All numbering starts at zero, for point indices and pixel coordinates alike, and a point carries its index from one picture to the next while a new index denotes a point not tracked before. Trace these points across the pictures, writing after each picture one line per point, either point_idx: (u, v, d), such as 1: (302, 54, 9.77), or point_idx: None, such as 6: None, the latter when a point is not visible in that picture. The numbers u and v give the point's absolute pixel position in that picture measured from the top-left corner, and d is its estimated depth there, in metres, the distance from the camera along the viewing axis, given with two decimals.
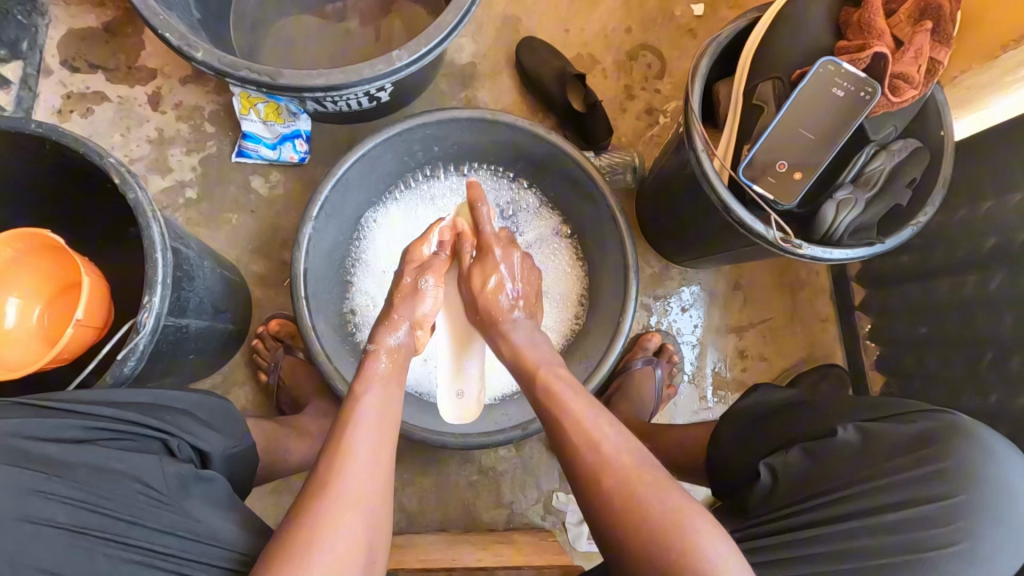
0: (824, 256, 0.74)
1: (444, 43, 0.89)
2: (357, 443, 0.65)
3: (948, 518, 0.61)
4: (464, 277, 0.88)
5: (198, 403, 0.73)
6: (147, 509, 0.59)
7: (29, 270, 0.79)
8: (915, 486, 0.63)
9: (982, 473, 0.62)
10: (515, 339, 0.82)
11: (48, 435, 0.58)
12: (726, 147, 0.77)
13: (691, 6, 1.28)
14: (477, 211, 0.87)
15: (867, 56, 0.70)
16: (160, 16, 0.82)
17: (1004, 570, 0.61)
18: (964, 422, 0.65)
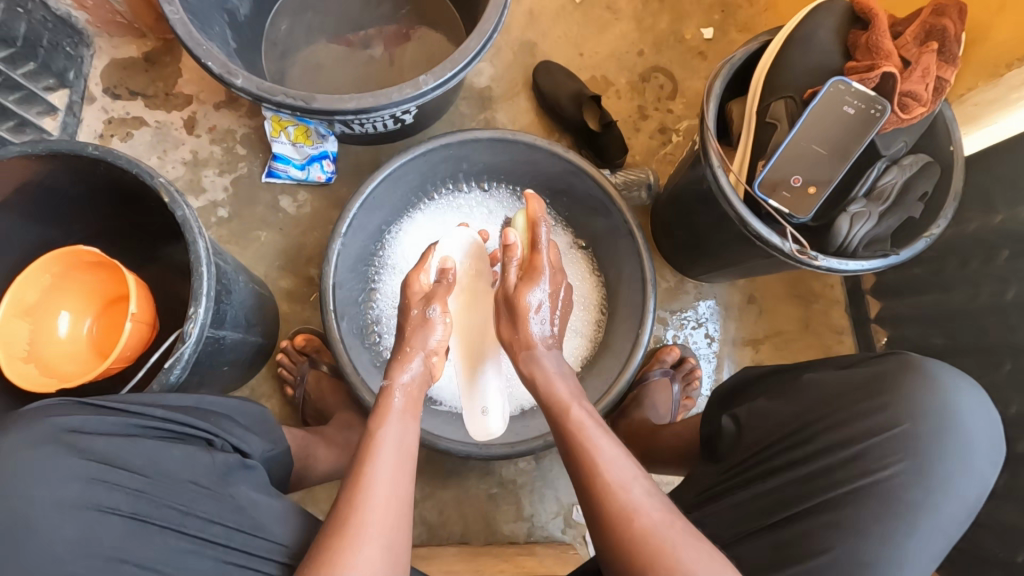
0: (840, 268, 0.76)
1: (467, 69, 0.94)
2: (377, 473, 0.67)
3: (893, 447, 0.67)
4: (510, 297, 0.83)
5: (238, 408, 0.76)
6: (199, 499, 0.62)
7: (71, 289, 0.83)
8: (864, 424, 0.69)
9: (931, 405, 0.67)
10: (542, 368, 0.80)
11: (111, 428, 0.61)
12: (741, 163, 0.80)
13: (700, 29, 1.33)
14: (538, 229, 0.85)
15: (877, 76, 0.73)
16: (203, 46, 0.87)
17: (957, 494, 0.65)
18: (914, 360, 0.70)
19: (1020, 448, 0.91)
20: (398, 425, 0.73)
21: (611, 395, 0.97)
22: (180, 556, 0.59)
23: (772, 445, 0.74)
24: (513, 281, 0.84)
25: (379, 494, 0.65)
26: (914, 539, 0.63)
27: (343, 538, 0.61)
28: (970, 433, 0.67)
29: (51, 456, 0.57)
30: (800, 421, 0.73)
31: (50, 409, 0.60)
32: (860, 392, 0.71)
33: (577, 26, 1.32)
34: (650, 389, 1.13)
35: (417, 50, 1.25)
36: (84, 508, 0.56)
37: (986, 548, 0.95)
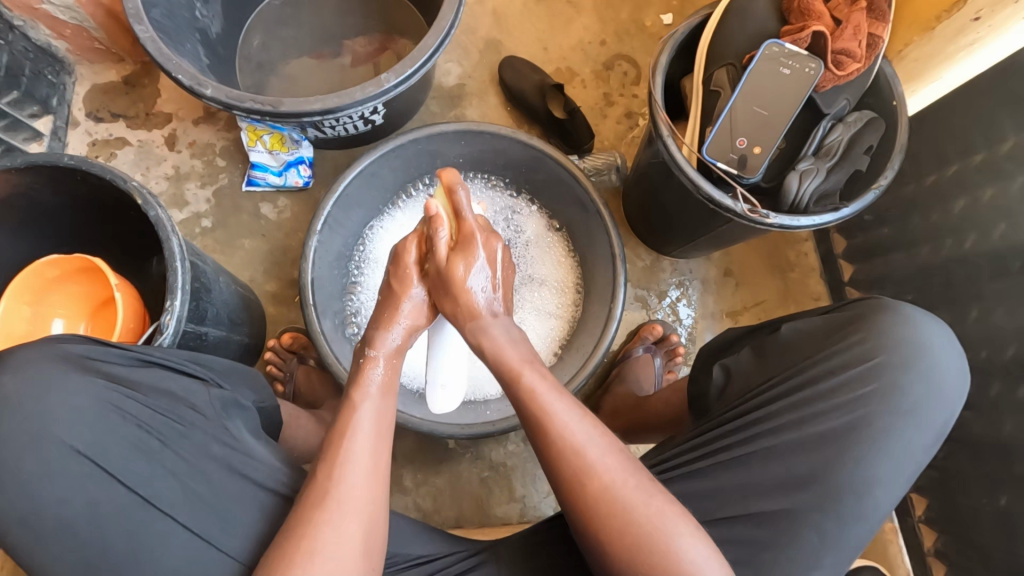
0: (792, 224, 0.79)
1: (427, 64, 0.98)
2: (356, 449, 0.66)
3: (872, 377, 0.67)
4: (444, 271, 0.81)
5: (232, 367, 0.75)
6: (196, 424, 0.64)
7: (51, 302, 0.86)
8: (843, 358, 0.69)
9: (903, 336, 0.68)
10: (490, 334, 0.79)
11: (117, 358, 0.65)
12: (691, 132, 0.82)
13: (660, 16, 1.37)
14: (457, 197, 0.82)
15: (808, 35, 0.77)
16: (173, 61, 0.92)
17: (932, 422, 0.67)
18: (889, 302, 0.71)
19: (993, 391, 0.92)
20: (370, 410, 0.70)
21: (591, 364, 0.99)
22: (165, 479, 0.61)
23: (759, 383, 0.73)
24: (444, 255, 0.82)
25: (355, 474, 0.64)
26: (883, 463, 0.65)
27: (323, 515, 0.61)
28: (942, 366, 0.68)
29: (59, 374, 0.60)
30: (787, 362, 0.72)
31: (62, 338, 0.64)
32: (839, 330, 0.71)
33: (539, 22, 1.36)
34: (633, 365, 1.15)
35: (386, 55, 1.29)
36: (86, 423, 0.59)
37: (973, 496, 0.96)
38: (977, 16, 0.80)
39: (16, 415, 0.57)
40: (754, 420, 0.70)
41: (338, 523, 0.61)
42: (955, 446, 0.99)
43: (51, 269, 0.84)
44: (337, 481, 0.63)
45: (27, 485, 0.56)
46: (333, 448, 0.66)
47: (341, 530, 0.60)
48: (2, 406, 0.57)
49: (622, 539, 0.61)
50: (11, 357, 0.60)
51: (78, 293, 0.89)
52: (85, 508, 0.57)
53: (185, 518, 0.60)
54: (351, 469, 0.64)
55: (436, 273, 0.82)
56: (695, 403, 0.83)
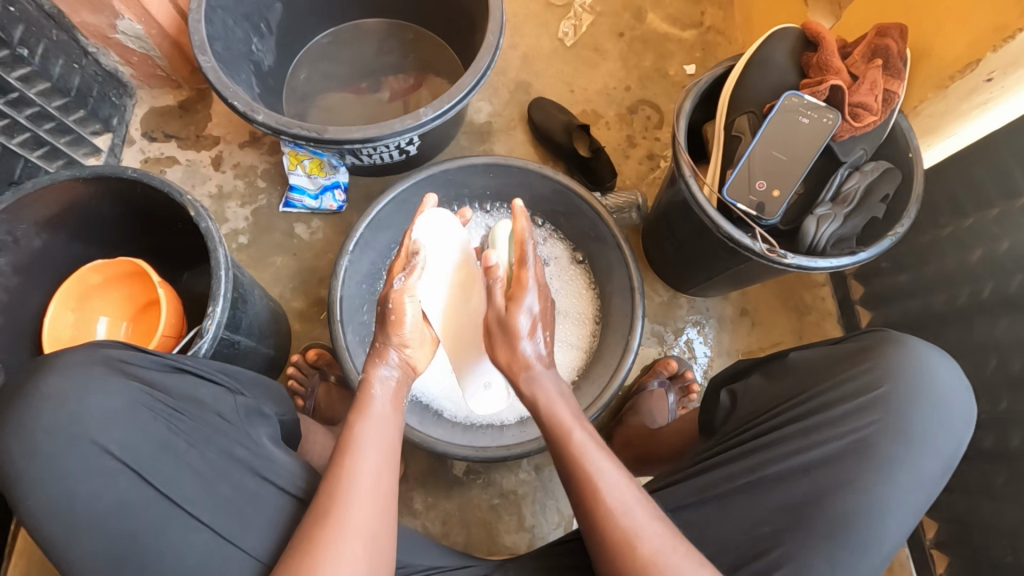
0: (810, 265, 0.81)
1: (463, 101, 1.05)
2: (359, 465, 0.65)
3: (875, 408, 0.68)
4: (502, 321, 0.75)
5: (256, 380, 0.78)
6: (221, 428, 0.66)
7: (97, 305, 0.92)
8: (849, 389, 0.70)
9: (908, 367, 0.69)
10: (543, 387, 0.75)
11: (150, 364, 0.68)
12: (712, 174, 0.86)
13: (683, 66, 1.45)
14: (525, 245, 0.76)
15: (825, 89, 0.82)
16: (230, 88, 1.00)
17: (939, 453, 0.67)
18: (894, 333, 0.73)
19: (1014, 443, 0.91)
20: (375, 426, 0.70)
21: (606, 395, 1.01)
22: (189, 479, 0.62)
23: (765, 411, 0.74)
24: (501, 304, 0.76)
25: (360, 489, 0.63)
26: (892, 493, 0.65)
27: (326, 529, 0.60)
28: (948, 397, 0.68)
29: (98, 376, 0.63)
30: (793, 390, 0.73)
31: (102, 344, 0.67)
32: (843, 361, 0.72)
33: (568, 67, 1.44)
34: (648, 398, 1.16)
35: (422, 92, 1.37)
36: (119, 424, 0.62)
37: (995, 552, 0.93)
38: (990, 77, 0.81)
39: (56, 412, 0.60)
40: (760, 446, 0.70)
41: (343, 538, 0.60)
42: (975, 499, 0.97)
43: (95, 275, 0.89)
44: (342, 493, 0.63)
45: (62, 480, 0.58)
46: (337, 461, 0.65)
47: (344, 547, 0.60)
48: (44, 403, 0.60)
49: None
50: (56, 357, 0.63)
51: (122, 296, 0.94)
52: (115, 503, 0.59)
53: (207, 518, 0.61)
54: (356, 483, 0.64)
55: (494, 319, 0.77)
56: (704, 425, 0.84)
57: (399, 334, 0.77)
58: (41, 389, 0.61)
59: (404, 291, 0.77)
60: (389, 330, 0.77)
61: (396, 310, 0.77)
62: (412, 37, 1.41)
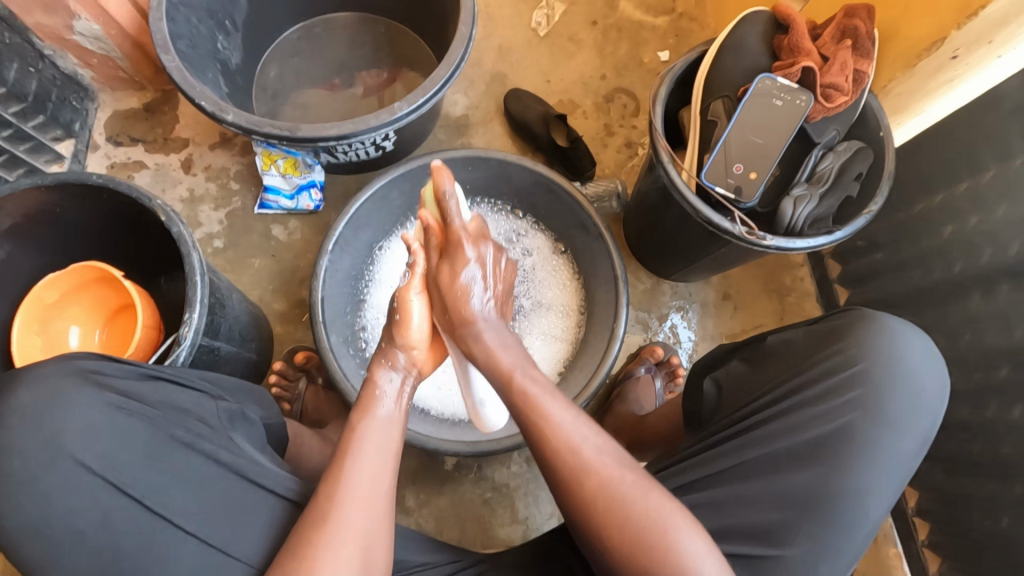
0: (789, 246, 0.82)
1: (438, 94, 1.03)
2: (358, 470, 0.64)
3: (851, 386, 0.69)
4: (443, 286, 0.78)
5: (238, 387, 0.76)
6: (204, 434, 0.64)
7: (59, 318, 0.88)
8: (827, 369, 0.71)
9: (883, 348, 0.70)
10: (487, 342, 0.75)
11: (124, 372, 0.65)
12: (690, 159, 0.87)
13: (657, 53, 1.45)
14: (446, 205, 0.79)
15: (798, 70, 0.82)
16: (196, 88, 0.97)
17: (921, 426, 0.68)
18: (867, 310, 0.74)
19: (989, 412, 0.94)
20: (376, 428, 0.69)
21: (594, 384, 1.01)
22: (174, 488, 0.61)
23: (752, 392, 0.75)
24: (433, 261, 0.80)
25: (359, 490, 0.63)
26: (877, 469, 0.66)
27: (323, 531, 0.60)
28: (922, 370, 0.69)
29: (73, 389, 0.60)
30: (775, 372, 0.74)
31: (73, 355, 0.64)
32: (823, 341, 0.73)
33: (543, 57, 1.43)
34: (635, 385, 1.16)
35: (396, 87, 1.35)
36: (98, 437, 0.59)
37: (975, 517, 0.96)
38: (956, 54, 0.83)
39: (30, 428, 0.57)
40: (748, 428, 0.71)
41: (338, 540, 0.59)
42: (953, 467, 1.00)
43: (49, 291, 0.85)
44: (338, 498, 0.62)
45: (40, 496, 0.56)
46: (336, 461, 0.65)
47: (340, 549, 0.59)
48: (14, 416, 0.58)
49: (623, 536, 0.62)
50: (27, 372, 0.60)
51: (86, 306, 0.91)
52: (98, 518, 0.57)
53: (193, 527, 0.60)
54: (356, 482, 0.63)
55: (433, 280, 0.80)
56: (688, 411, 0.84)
57: (403, 327, 0.79)
58: (12, 405, 0.58)
59: (407, 289, 0.81)
60: (395, 328, 0.79)
61: (401, 309, 0.80)
62: (384, 31, 1.38)
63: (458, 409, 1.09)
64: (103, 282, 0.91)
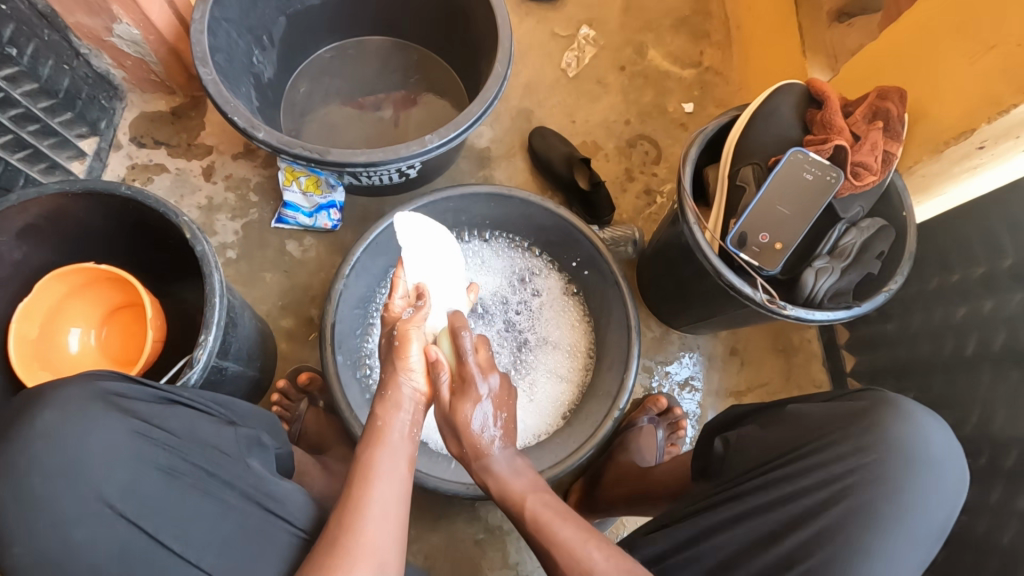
0: (808, 317, 0.83)
1: (468, 130, 1.04)
2: (375, 504, 0.64)
3: (870, 474, 0.68)
4: (449, 420, 0.78)
5: (253, 412, 0.76)
6: (223, 461, 0.63)
7: (48, 343, 0.81)
8: (848, 451, 0.70)
9: (906, 436, 0.69)
10: (493, 475, 0.76)
11: (144, 396, 0.64)
12: (716, 220, 0.88)
13: (682, 104, 1.48)
14: (459, 340, 0.79)
15: (830, 148, 0.82)
16: (230, 103, 0.97)
17: (934, 519, 0.68)
18: (893, 396, 0.72)
19: (992, 498, 0.94)
20: (386, 460, 0.69)
21: (602, 430, 1.01)
22: (193, 519, 0.59)
23: (762, 463, 0.75)
24: (448, 401, 0.78)
25: (374, 510, 0.64)
26: (885, 564, 0.65)
27: (336, 561, 0.59)
28: (940, 463, 0.69)
29: (95, 413, 0.59)
30: (791, 446, 0.74)
31: (96, 376, 0.64)
32: (846, 419, 0.72)
33: (569, 97, 1.45)
34: (636, 435, 1.14)
35: (424, 114, 1.37)
36: (116, 466, 0.58)
37: None
38: (983, 145, 0.85)
39: (52, 453, 0.56)
40: (760, 505, 0.70)
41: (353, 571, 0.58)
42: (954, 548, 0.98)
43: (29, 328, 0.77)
44: (355, 526, 0.62)
45: (55, 527, 0.54)
46: (347, 499, 0.65)
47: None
48: (36, 441, 0.56)
49: None
50: (48, 393, 0.59)
51: (71, 323, 0.84)
52: (111, 551, 0.55)
53: (209, 563, 0.58)
54: (365, 517, 0.62)
55: (449, 420, 0.78)
56: (699, 471, 0.85)
57: (403, 361, 0.78)
58: (31, 429, 0.56)
59: (409, 322, 0.79)
60: (396, 362, 0.78)
61: (400, 339, 0.79)
62: (416, 58, 1.40)
63: None
64: (77, 293, 0.83)
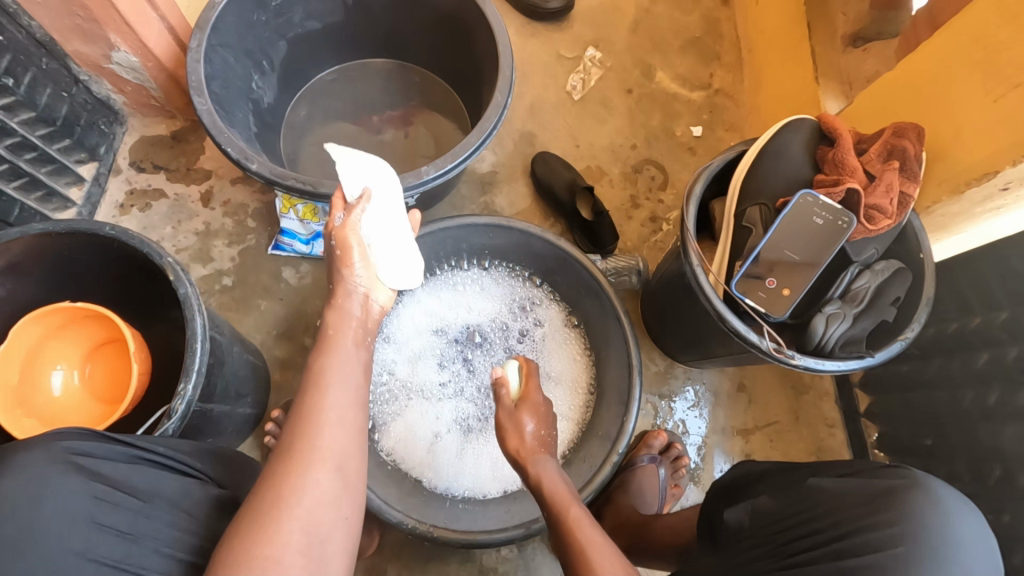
0: (818, 367, 0.78)
1: (467, 160, 1.01)
2: (316, 457, 0.60)
3: (889, 564, 0.60)
4: (512, 412, 0.90)
5: (220, 459, 0.75)
6: (188, 526, 0.63)
7: (30, 388, 0.79)
8: (867, 536, 0.63)
9: (936, 526, 0.61)
10: (546, 470, 0.82)
11: (109, 453, 0.61)
12: (720, 262, 0.84)
13: (690, 127, 1.44)
14: (533, 365, 0.98)
15: (841, 191, 0.78)
16: (225, 134, 0.96)
17: None
18: (927, 478, 0.65)
19: (1015, 559, 0.88)
20: (337, 360, 0.69)
21: (600, 476, 0.96)
22: None
23: (774, 535, 0.71)
24: (510, 405, 0.91)
25: (316, 460, 0.60)
26: None
27: (291, 468, 0.59)
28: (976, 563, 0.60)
29: (66, 478, 0.56)
30: (802, 519, 0.69)
31: (67, 432, 0.60)
32: (868, 498, 0.65)
33: (574, 120, 1.42)
34: (636, 475, 1.10)
35: (426, 138, 1.35)
36: (76, 533, 0.54)
37: None
38: (1007, 187, 0.79)
39: (3, 521, 0.51)
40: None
41: (312, 472, 0.59)
42: None
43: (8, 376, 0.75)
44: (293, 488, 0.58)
45: None
46: (297, 405, 0.64)
47: (313, 478, 0.59)
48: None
49: None
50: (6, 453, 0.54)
51: (51, 366, 0.82)
52: None
53: None
54: (317, 424, 0.62)
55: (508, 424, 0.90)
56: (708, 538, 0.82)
57: (347, 267, 0.75)
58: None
59: (345, 227, 0.76)
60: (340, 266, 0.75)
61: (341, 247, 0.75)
62: (419, 80, 1.38)
63: (452, 483, 1.05)
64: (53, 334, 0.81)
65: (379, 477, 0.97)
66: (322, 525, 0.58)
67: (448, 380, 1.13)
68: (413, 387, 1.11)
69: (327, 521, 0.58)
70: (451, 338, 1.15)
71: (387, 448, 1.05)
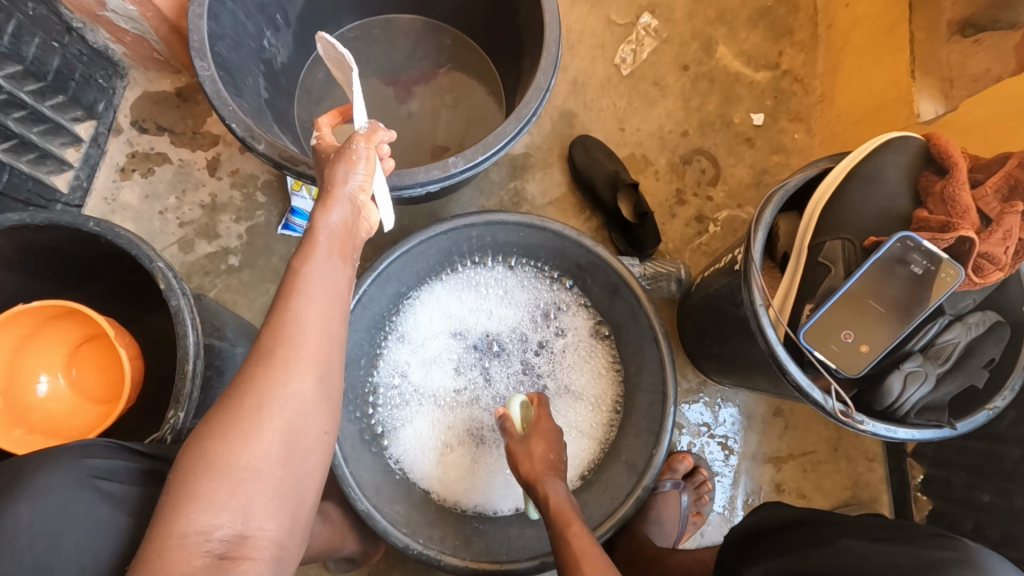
0: (887, 434, 0.69)
1: (500, 151, 0.88)
2: (301, 353, 0.55)
3: None
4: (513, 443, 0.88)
5: None
6: None
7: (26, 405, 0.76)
8: None
9: None
10: (557, 491, 0.79)
11: (126, 476, 0.57)
12: (784, 299, 0.73)
13: (750, 114, 1.27)
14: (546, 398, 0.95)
15: (951, 238, 0.65)
16: (230, 107, 0.84)
17: None
18: (987, 558, 0.53)
19: None
20: (326, 263, 0.60)
21: (620, 512, 0.89)
22: None
23: None
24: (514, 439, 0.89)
25: (301, 350, 0.55)
26: None
27: (273, 367, 0.54)
28: None
29: (86, 507, 0.53)
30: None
31: (91, 445, 0.57)
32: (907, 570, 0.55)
33: (620, 100, 1.27)
34: (656, 501, 1.04)
35: (455, 111, 1.21)
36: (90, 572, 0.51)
37: None
38: None
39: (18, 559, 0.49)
40: None
41: (295, 377, 0.54)
42: None
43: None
44: (269, 394, 0.53)
45: None
46: (278, 304, 0.57)
47: (296, 382, 0.54)
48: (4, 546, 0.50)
49: None
50: (20, 481, 0.52)
51: (30, 376, 0.77)
52: None
53: None
54: (302, 326, 0.56)
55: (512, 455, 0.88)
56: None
57: (353, 170, 0.64)
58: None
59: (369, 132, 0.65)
60: (343, 160, 0.64)
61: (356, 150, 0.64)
62: (450, 43, 1.23)
63: (461, 498, 0.99)
64: (27, 347, 0.77)
65: (385, 492, 0.92)
66: (307, 428, 0.54)
67: (463, 386, 1.06)
68: (425, 392, 1.04)
69: (308, 424, 0.55)
70: (469, 343, 1.07)
71: (395, 456, 1.00)
